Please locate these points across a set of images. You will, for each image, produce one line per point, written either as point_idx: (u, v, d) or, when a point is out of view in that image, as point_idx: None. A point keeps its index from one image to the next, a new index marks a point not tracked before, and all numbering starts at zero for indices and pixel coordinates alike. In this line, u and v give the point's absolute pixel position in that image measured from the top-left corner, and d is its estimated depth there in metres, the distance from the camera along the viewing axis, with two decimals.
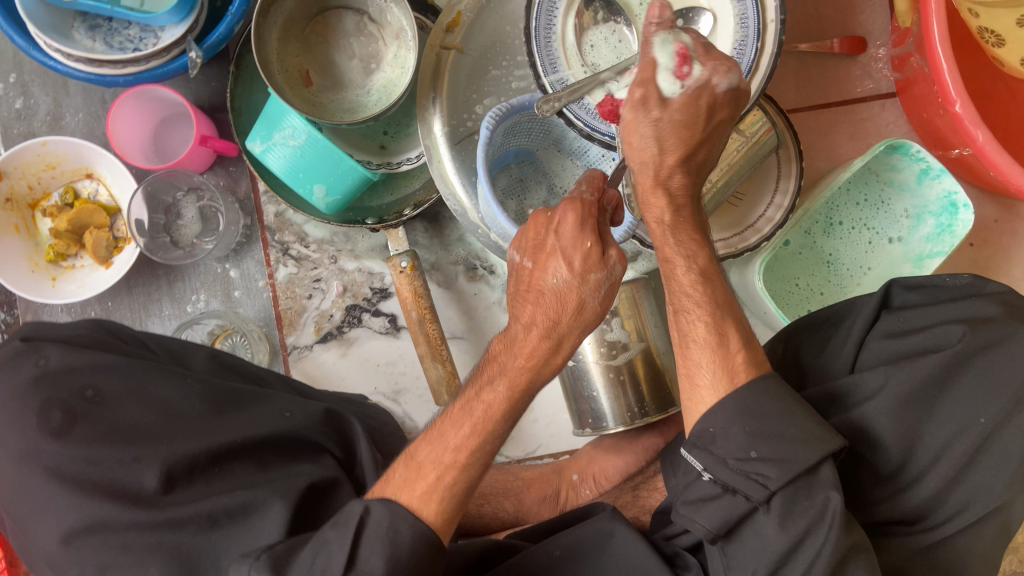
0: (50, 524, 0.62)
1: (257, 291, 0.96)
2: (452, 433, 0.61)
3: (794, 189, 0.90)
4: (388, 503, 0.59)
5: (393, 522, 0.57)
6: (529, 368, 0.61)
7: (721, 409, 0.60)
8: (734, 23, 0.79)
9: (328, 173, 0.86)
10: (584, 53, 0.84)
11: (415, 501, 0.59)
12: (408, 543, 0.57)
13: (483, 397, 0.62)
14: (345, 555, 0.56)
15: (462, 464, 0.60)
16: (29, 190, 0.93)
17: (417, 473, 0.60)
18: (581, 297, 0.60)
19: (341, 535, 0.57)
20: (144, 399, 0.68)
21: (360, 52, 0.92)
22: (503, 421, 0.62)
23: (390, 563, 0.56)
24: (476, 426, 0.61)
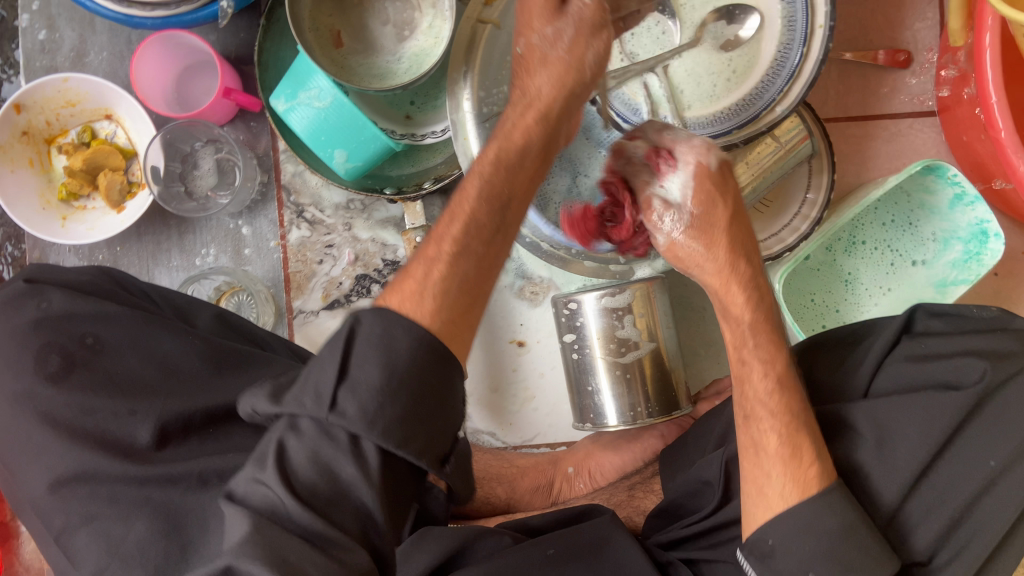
0: (38, 470, 0.62)
1: (268, 252, 0.95)
2: (441, 229, 0.58)
3: (823, 202, 0.87)
4: (382, 312, 0.52)
5: (387, 328, 0.51)
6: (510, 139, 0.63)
7: (781, 524, 0.59)
8: (780, 24, 0.77)
9: (351, 139, 0.85)
10: (623, 39, 0.82)
11: (406, 301, 0.53)
12: (406, 350, 0.50)
13: (465, 184, 0.61)
14: (336, 368, 0.50)
15: (449, 258, 0.55)
16: (46, 125, 0.91)
17: (407, 275, 0.55)
18: (540, 51, 0.64)
19: (331, 350, 0.51)
20: (144, 351, 0.67)
21: (394, 18, 0.89)
22: (482, 202, 0.59)
23: (386, 373, 0.49)
24: (465, 220, 0.58)
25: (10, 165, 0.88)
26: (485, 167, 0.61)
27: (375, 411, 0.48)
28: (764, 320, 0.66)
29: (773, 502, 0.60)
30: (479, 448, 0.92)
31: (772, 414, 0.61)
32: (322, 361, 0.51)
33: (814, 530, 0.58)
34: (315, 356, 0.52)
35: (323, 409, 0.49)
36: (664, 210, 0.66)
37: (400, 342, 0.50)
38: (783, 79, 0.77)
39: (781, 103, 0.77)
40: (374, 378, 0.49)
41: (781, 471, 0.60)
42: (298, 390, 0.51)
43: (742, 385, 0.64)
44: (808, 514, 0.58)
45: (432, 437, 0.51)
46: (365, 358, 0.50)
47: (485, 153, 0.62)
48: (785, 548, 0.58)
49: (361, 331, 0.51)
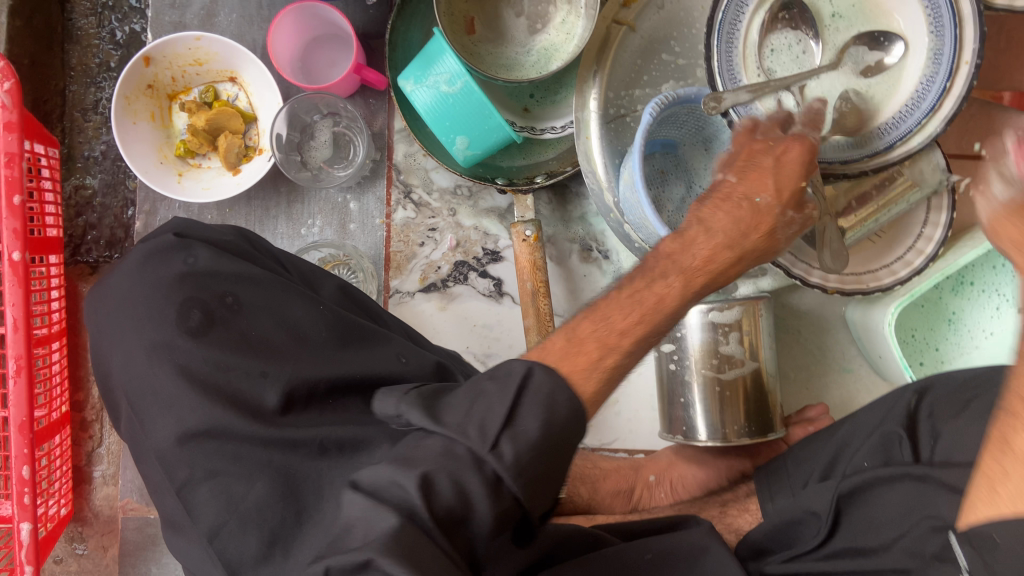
0: (168, 421, 0.63)
1: (372, 228, 0.96)
2: (620, 317, 0.57)
3: (941, 238, 0.84)
4: (551, 370, 0.51)
5: (554, 393, 0.50)
6: (703, 269, 0.62)
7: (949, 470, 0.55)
8: (926, 57, 0.76)
9: (474, 126, 0.85)
10: (761, 55, 0.80)
11: (576, 373, 0.52)
12: (565, 413, 0.50)
13: (656, 288, 0.60)
14: (506, 408, 0.49)
15: (624, 349, 0.55)
16: (172, 81, 0.92)
17: (578, 347, 0.54)
18: (773, 226, 0.62)
19: (501, 390, 0.50)
20: (277, 316, 0.68)
21: (528, 10, 0.89)
22: (673, 312, 0.60)
23: (544, 430, 0.49)
24: (645, 315, 0.57)
25: (134, 116, 0.89)
26: (691, 278, 0.61)
27: (526, 462, 0.48)
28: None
29: None
30: None
31: None
32: (489, 398, 0.50)
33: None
34: (482, 385, 0.52)
35: (483, 444, 0.48)
36: None
37: (559, 407, 0.50)
38: (918, 116, 0.77)
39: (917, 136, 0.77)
40: (533, 432, 0.48)
41: None
42: (458, 414, 0.50)
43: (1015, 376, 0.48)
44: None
45: (544, 491, 0.50)
46: (530, 412, 0.49)
47: (693, 276, 0.62)
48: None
49: (531, 386, 0.50)
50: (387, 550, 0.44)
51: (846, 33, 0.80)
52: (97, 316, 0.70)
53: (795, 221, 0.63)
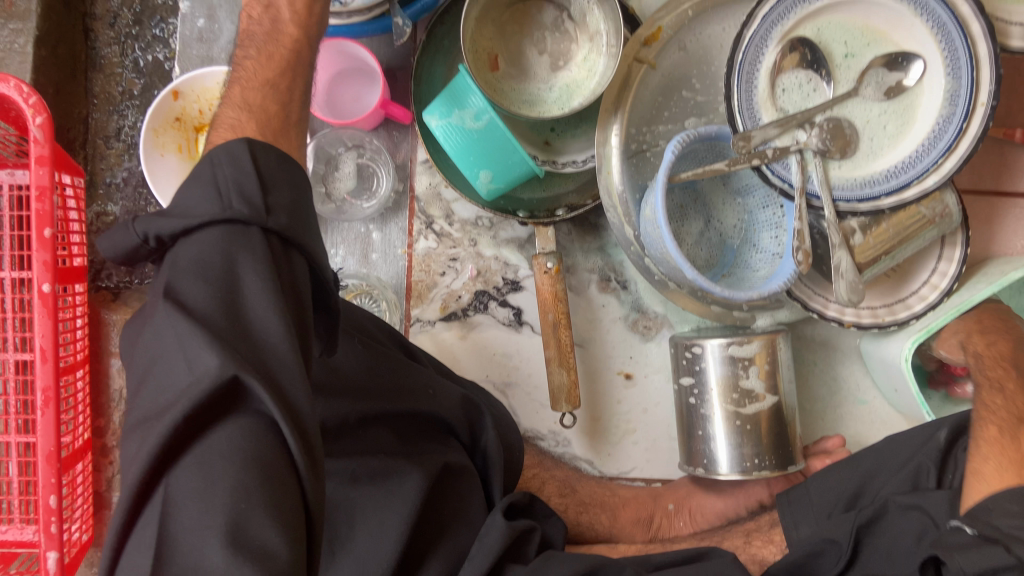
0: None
1: (394, 258, 0.97)
2: (248, 78, 0.59)
3: (954, 274, 0.87)
4: (265, 143, 0.51)
5: (273, 154, 0.51)
6: (293, 44, 0.62)
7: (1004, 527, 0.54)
8: (942, 98, 0.80)
9: (498, 161, 0.87)
10: (775, 95, 0.83)
11: (243, 135, 0.52)
12: (274, 160, 0.51)
13: (244, 67, 0.60)
14: (254, 179, 0.48)
15: (256, 114, 0.55)
16: (199, 114, 0.93)
17: (243, 119, 0.54)
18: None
19: (234, 167, 0.48)
20: None
21: (551, 47, 0.91)
22: (263, 88, 0.58)
23: (293, 188, 0.51)
24: (273, 83, 0.59)
25: (161, 149, 0.91)
26: (246, 85, 0.58)
27: (295, 211, 0.49)
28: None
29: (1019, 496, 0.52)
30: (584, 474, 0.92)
31: None
32: (219, 168, 0.48)
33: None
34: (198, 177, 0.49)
35: (257, 210, 0.47)
36: None
37: (269, 156, 0.51)
38: (938, 153, 0.80)
39: (932, 175, 0.81)
40: (286, 194, 0.50)
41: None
42: (201, 200, 0.47)
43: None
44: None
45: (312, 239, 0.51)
46: (275, 177, 0.50)
47: (258, 75, 0.59)
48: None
49: (257, 161, 0.50)
50: (233, 358, 0.42)
51: (858, 71, 0.82)
52: None
53: None
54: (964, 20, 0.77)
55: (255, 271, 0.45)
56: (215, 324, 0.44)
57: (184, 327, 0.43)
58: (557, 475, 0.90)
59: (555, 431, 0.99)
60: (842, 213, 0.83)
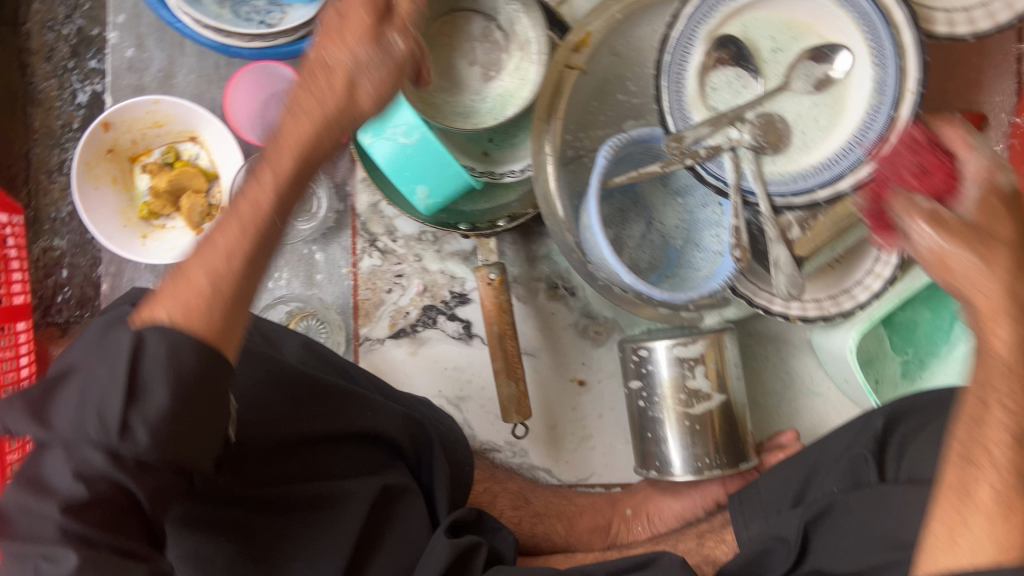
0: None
1: (339, 278, 0.97)
2: (221, 237, 0.54)
3: (898, 261, 0.86)
4: (166, 329, 0.50)
5: (175, 346, 0.50)
6: (310, 129, 0.59)
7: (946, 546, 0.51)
8: (871, 88, 0.79)
9: (433, 175, 0.87)
10: (706, 95, 0.83)
11: (183, 314, 0.51)
12: (190, 353, 0.50)
13: (247, 193, 0.56)
14: (125, 386, 0.48)
15: (234, 273, 0.53)
16: (132, 144, 0.92)
17: (184, 278, 0.53)
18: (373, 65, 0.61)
19: (109, 366, 0.49)
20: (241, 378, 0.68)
21: (482, 58, 0.90)
22: (270, 216, 0.56)
23: (174, 400, 0.49)
24: (244, 225, 0.54)
25: (94, 182, 0.90)
26: (240, 211, 0.55)
27: (163, 436, 0.48)
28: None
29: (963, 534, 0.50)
30: (539, 485, 0.92)
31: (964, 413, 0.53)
32: (95, 377, 0.49)
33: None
34: (87, 370, 0.50)
35: (110, 434, 0.47)
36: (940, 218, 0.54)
37: (185, 353, 0.50)
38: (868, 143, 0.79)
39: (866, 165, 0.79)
40: (162, 405, 0.48)
41: (975, 512, 0.50)
42: (75, 414, 0.49)
43: (974, 429, 0.53)
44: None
45: (196, 446, 0.51)
46: (152, 374, 0.49)
47: (278, 160, 0.58)
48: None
49: (146, 350, 0.49)
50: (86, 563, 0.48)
51: (785, 65, 0.82)
52: None
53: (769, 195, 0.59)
54: (886, 10, 0.76)
55: (113, 469, 0.48)
56: (91, 497, 0.48)
57: (54, 511, 0.48)
58: (510, 488, 0.90)
59: (510, 442, 0.98)
60: (777, 207, 0.83)
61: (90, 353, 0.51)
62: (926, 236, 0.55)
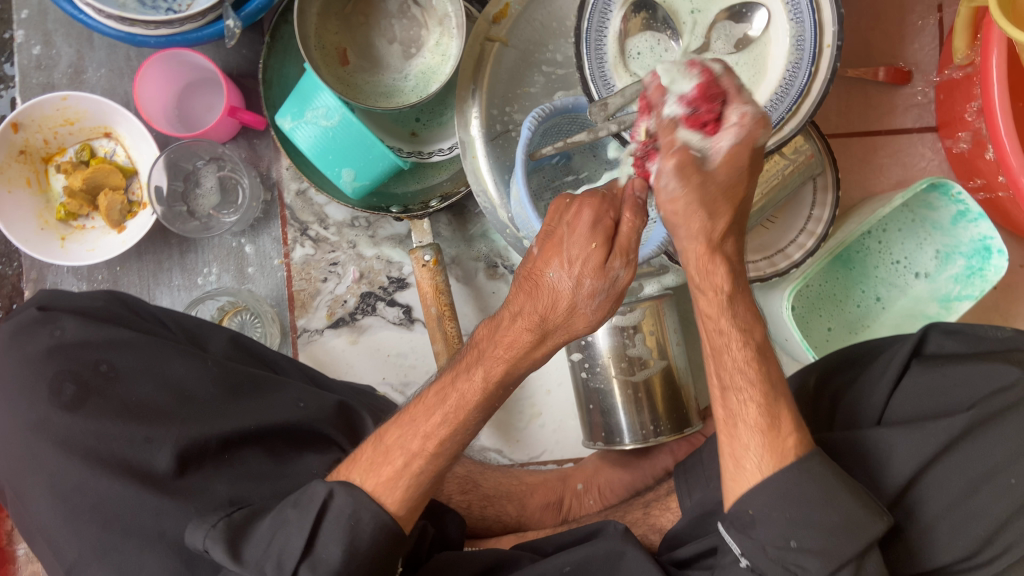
0: (43, 484, 0.61)
1: (271, 269, 0.94)
2: (423, 419, 0.59)
3: (828, 218, 0.88)
4: (354, 488, 0.57)
5: (356, 510, 0.56)
6: (506, 358, 0.57)
7: (762, 492, 0.58)
8: (789, 44, 0.79)
9: (358, 157, 0.85)
10: (628, 61, 0.82)
11: (380, 487, 0.58)
12: (369, 533, 0.56)
13: (458, 386, 0.59)
14: (303, 538, 0.56)
15: (429, 453, 0.59)
16: (44, 144, 0.89)
17: (385, 457, 0.59)
18: (575, 302, 0.54)
19: (301, 517, 0.56)
20: (157, 377, 0.67)
21: (401, 36, 0.88)
22: (477, 409, 0.59)
23: (347, 555, 0.56)
24: (449, 416, 0.59)
25: (7, 185, 0.86)
26: (449, 399, 0.60)
27: None
28: (747, 327, 0.60)
29: (749, 473, 0.59)
30: (487, 466, 0.90)
31: (752, 383, 0.60)
32: (287, 524, 0.56)
33: (795, 499, 0.57)
34: (278, 512, 0.57)
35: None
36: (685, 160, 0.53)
37: (364, 526, 0.56)
38: (792, 99, 0.78)
39: (789, 122, 0.79)
40: (334, 558, 0.56)
41: (758, 441, 0.59)
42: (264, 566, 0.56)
43: (715, 355, 0.61)
44: (787, 480, 0.57)
45: None
46: (329, 541, 0.56)
47: (492, 365, 0.58)
48: (766, 518, 0.57)
49: (334, 505, 0.57)
50: None
51: (705, 26, 0.80)
52: None
53: (598, 292, 0.54)
54: None
55: None
56: None
57: None
58: (458, 471, 0.86)
59: None
60: None
61: (292, 495, 0.59)
62: (667, 180, 0.54)
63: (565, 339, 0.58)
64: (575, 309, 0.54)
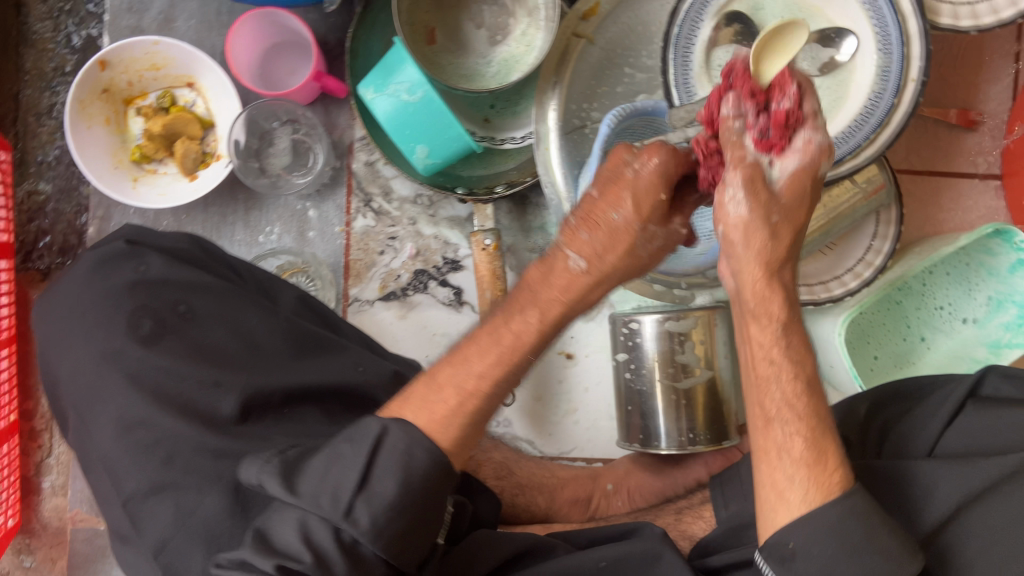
0: (110, 413, 0.62)
1: (332, 236, 0.96)
2: (477, 360, 0.57)
3: (889, 250, 0.88)
4: (410, 426, 0.52)
5: (410, 446, 0.51)
6: (562, 301, 0.59)
7: (806, 524, 0.54)
8: (874, 73, 0.79)
9: (435, 136, 0.86)
10: (711, 71, 0.82)
11: (434, 424, 0.53)
12: (424, 467, 0.51)
13: (511, 327, 0.58)
14: (358, 473, 0.50)
15: (484, 393, 0.56)
16: (128, 86, 0.90)
17: (438, 393, 0.56)
18: (632, 241, 0.58)
19: (356, 452, 0.51)
20: (230, 324, 0.68)
21: (489, 22, 0.89)
22: (532, 349, 0.59)
23: (401, 490, 0.50)
24: (503, 355, 0.57)
25: (88, 121, 0.88)
26: (506, 335, 0.58)
27: (383, 523, 0.49)
28: (799, 359, 0.59)
29: (792, 507, 0.55)
30: (522, 456, 0.91)
31: (799, 417, 0.57)
32: (348, 458, 0.51)
33: (842, 534, 0.53)
34: (336, 446, 0.52)
35: (337, 511, 0.49)
36: (768, 172, 0.55)
37: (419, 461, 0.51)
38: (871, 127, 0.79)
39: (865, 150, 0.80)
40: (389, 493, 0.50)
41: (804, 473, 0.55)
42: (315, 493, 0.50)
43: (761, 388, 0.58)
44: (834, 513, 0.53)
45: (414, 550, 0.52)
46: (382, 472, 0.50)
47: (547, 304, 0.59)
48: (806, 554, 0.54)
49: (385, 443, 0.51)
50: None
51: None
52: (48, 324, 0.69)
53: (657, 236, 0.59)
54: None
55: None
56: None
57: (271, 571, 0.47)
58: (495, 457, 0.89)
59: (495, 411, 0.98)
60: None
61: (336, 438, 0.53)
62: (736, 204, 0.55)
63: (618, 276, 0.60)
64: (635, 248, 0.58)
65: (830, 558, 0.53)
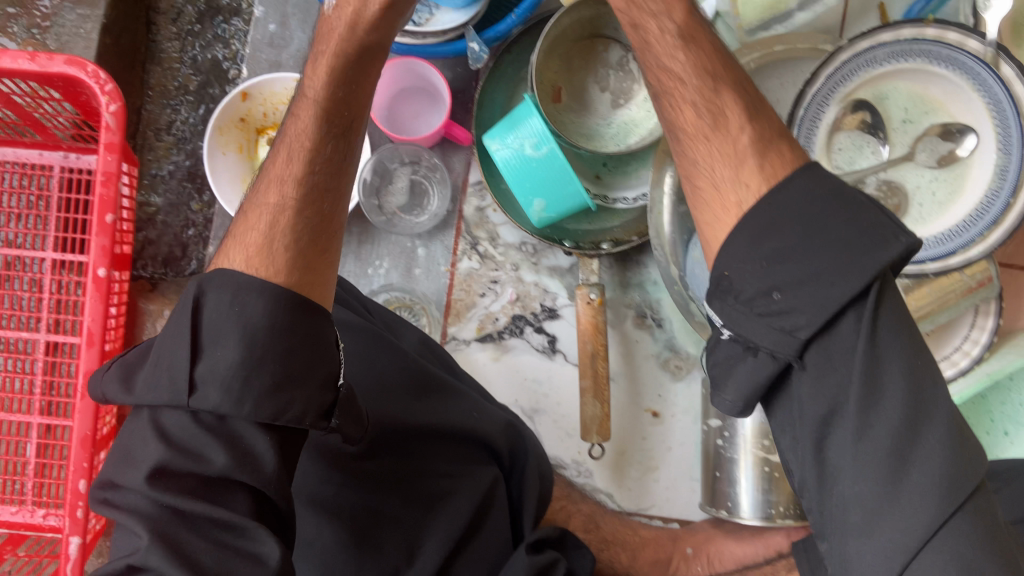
0: None
1: (437, 275, 0.99)
2: (275, 169, 0.61)
3: (987, 341, 0.89)
4: (224, 277, 0.55)
5: (237, 296, 0.54)
6: (331, 87, 0.63)
7: (735, 244, 0.55)
8: (993, 172, 0.77)
9: (552, 191, 0.89)
10: (831, 152, 0.84)
11: (253, 258, 0.57)
12: (261, 308, 0.54)
13: (293, 131, 0.63)
14: (189, 345, 0.53)
15: (290, 205, 0.60)
16: (263, 116, 0.94)
17: (252, 227, 0.59)
18: (353, 25, 0.62)
19: (180, 321, 0.55)
20: (365, 363, 0.75)
21: (614, 86, 0.93)
22: (307, 154, 0.61)
23: (245, 349, 0.52)
24: (298, 155, 0.61)
25: (223, 147, 0.92)
26: (298, 143, 0.62)
27: (238, 381, 0.52)
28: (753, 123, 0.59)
29: (734, 196, 0.57)
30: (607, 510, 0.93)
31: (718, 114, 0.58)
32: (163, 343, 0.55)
33: (773, 230, 0.54)
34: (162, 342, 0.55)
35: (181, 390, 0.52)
36: None
37: (254, 304, 0.54)
38: (982, 226, 0.76)
39: (976, 247, 0.76)
40: (232, 355, 0.52)
41: (743, 174, 0.57)
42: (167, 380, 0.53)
43: (689, 127, 0.60)
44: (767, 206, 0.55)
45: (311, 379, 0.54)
46: (222, 325, 0.53)
47: (298, 127, 0.63)
48: (748, 277, 0.54)
49: (207, 305, 0.54)
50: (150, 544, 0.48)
51: (914, 137, 0.82)
52: None
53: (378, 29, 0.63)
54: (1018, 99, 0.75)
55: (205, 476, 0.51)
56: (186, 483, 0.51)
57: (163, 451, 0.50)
58: (582, 509, 0.91)
59: (578, 461, 0.99)
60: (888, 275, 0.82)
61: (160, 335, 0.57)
62: None
63: (369, 66, 0.65)
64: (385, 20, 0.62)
65: (819, 235, 0.52)
